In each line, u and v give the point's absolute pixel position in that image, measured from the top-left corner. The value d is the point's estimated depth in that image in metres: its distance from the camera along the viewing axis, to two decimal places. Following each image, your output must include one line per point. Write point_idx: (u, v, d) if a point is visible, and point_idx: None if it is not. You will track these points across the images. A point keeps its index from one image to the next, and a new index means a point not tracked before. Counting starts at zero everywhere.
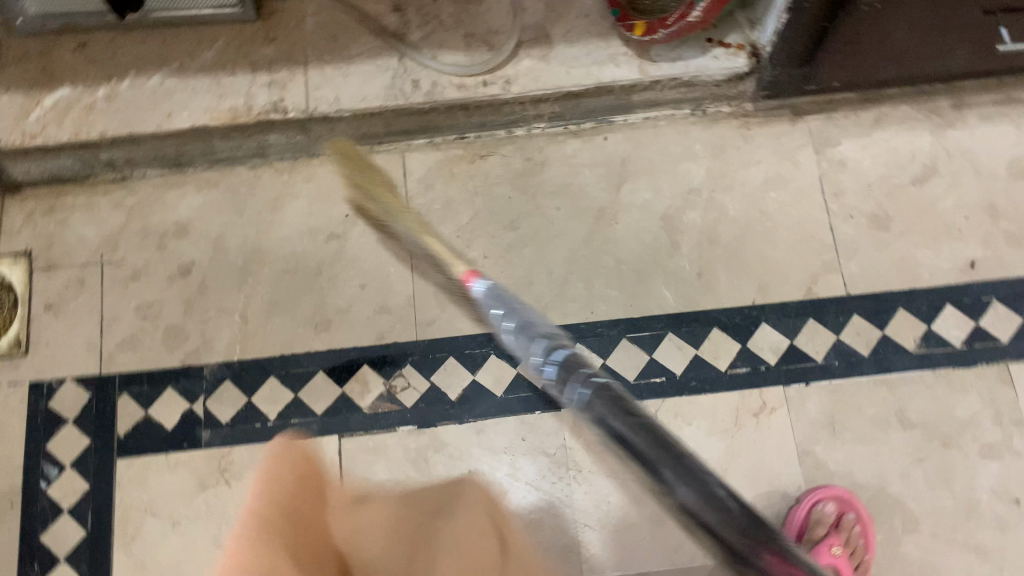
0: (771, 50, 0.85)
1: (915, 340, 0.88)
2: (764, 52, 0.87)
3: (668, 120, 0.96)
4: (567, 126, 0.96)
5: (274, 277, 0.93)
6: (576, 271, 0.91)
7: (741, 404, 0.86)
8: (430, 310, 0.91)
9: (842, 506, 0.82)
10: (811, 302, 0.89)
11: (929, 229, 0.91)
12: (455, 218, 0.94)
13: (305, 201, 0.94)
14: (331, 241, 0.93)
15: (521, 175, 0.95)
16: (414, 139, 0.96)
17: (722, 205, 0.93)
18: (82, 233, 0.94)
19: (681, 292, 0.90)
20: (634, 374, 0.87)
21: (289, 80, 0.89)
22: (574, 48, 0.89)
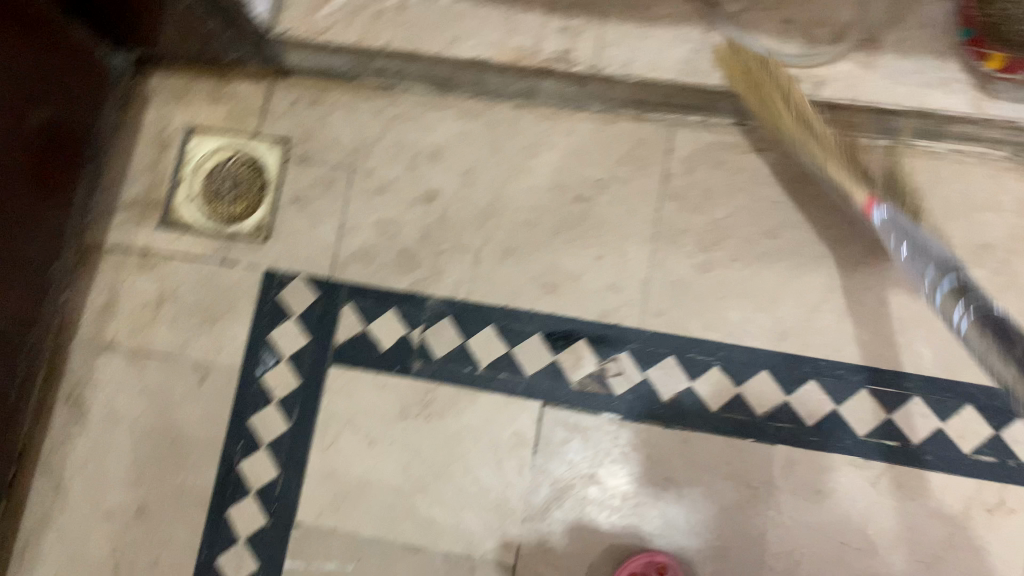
0: None
1: None
2: None
3: (979, 158, 0.84)
4: (864, 140, 0.84)
5: (514, 225, 0.90)
6: (832, 302, 0.84)
7: (973, 495, 0.79)
8: (662, 300, 0.87)
9: None
10: None
11: None
12: (711, 211, 0.88)
13: (561, 153, 0.91)
14: (577, 203, 0.90)
15: (797, 181, 0.87)
16: (691, 114, 0.90)
17: (1017, 272, 0.82)
18: (339, 135, 0.94)
19: (943, 356, 0.82)
20: (866, 430, 0.81)
21: (583, 31, 0.84)
22: (905, 62, 0.81)
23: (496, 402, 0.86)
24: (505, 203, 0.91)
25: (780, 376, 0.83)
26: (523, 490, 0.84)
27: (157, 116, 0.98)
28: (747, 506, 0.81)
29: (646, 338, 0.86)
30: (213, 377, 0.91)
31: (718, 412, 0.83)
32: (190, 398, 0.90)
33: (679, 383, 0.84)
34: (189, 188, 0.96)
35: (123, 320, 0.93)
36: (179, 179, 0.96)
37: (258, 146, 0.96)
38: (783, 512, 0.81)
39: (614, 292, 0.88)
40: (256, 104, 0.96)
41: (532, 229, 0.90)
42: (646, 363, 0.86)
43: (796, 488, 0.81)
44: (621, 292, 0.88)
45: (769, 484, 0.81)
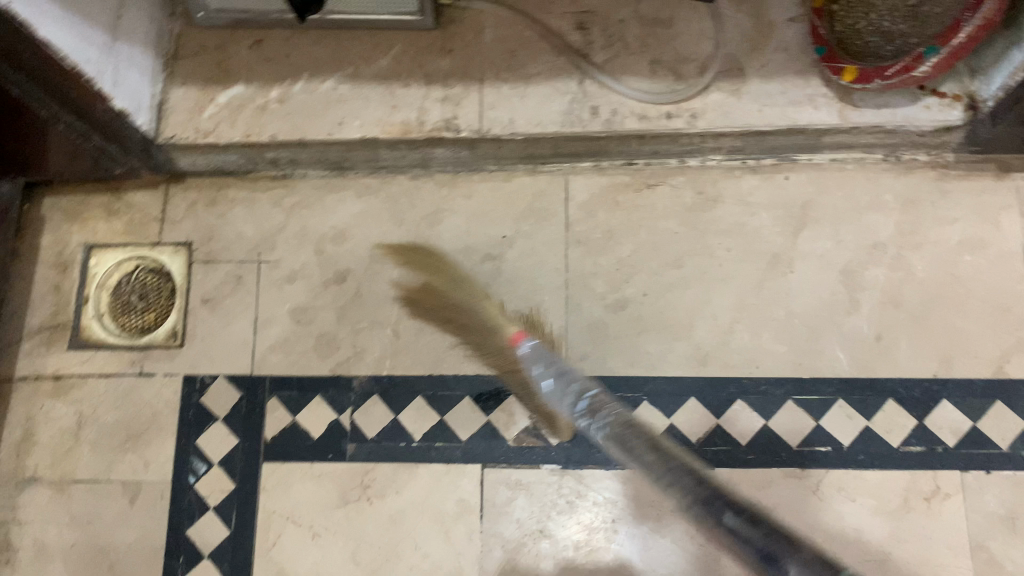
0: (994, 105, 0.78)
1: None
2: (985, 106, 0.79)
3: (857, 163, 0.89)
4: (745, 161, 0.91)
5: (428, 293, 0.91)
6: (743, 320, 0.87)
7: (911, 486, 0.80)
8: (583, 343, 0.88)
9: None
10: (999, 383, 0.82)
11: None
12: (616, 250, 0.90)
13: (463, 217, 0.93)
14: (487, 262, 0.91)
15: (691, 211, 0.91)
16: (580, 161, 0.93)
17: (911, 265, 0.86)
18: (242, 229, 0.95)
19: (856, 356, 0.84)
20: (798, 441, 0.83)
21: (464, 97, 0.86)
22: (770, 84, 0.83)
23: (435, 472, 0.86)
24: (416, 272, 0.92)
25: (708, 402, 0.85)
26: (475, 557, 0.83)
27: (53, 239, 0.96)
28: (695, 535, 0.81)
29: None
30: (144, 494, 0.88)
31: None
32: (122, 520, 0.87)
33: None
34: (96, 305, 0.95)
35: (43, 451, 0.90)
36: (84, 297, 0.95)
37: (162, 253, 0.95)
38: None
39: (535, 343, 0.88)
40: (155, 211, 0.96)
41: None
42: None
43: None
44: (542, 343, 0.88)
45: None
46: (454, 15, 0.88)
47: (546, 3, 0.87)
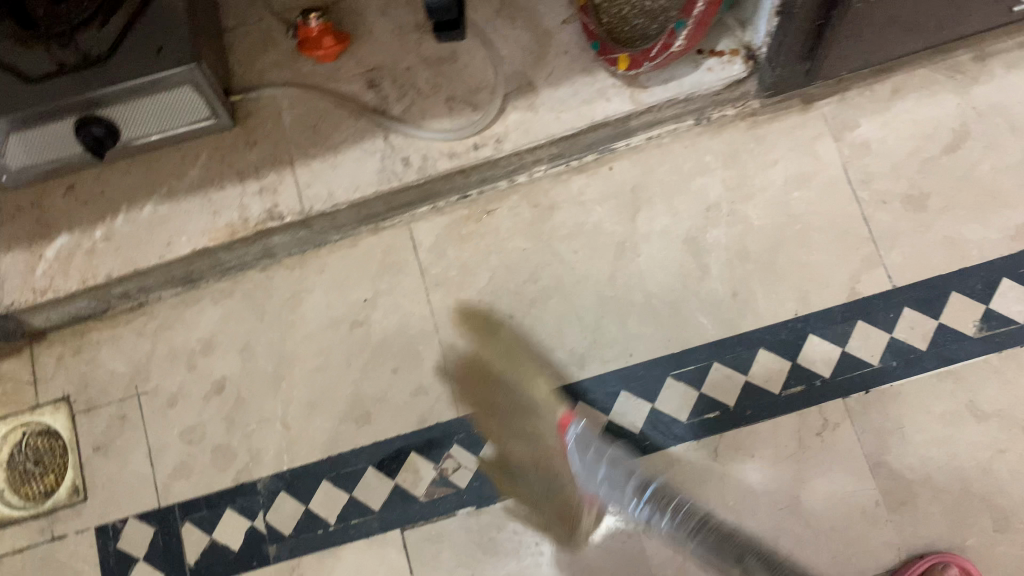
0: (767, 51, 0.80)
1: (973, 324, 0.83)
2: (760, 53, 0.81)
3: (673, 135, 0.92)
4: (569, 163, 0.93)
5: (307, 376, 0.92)
6: (607, 313, 0.89)
7: (801, 426, 0.83)
8: (466, 382, 0.89)
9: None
10: (857, 303, 0.85)
11: (971, 200, 0.86)
12: (474, 282, 0.91)
13: (321, 292, 0.93)
14: (355, 330, 0.92)
15: (533, 224, 0.92)
16: (417, 208, 0.94)
17: (747, 216, 0.89)
18: (114, 367, 0.95)
19: (719, 318, 0.87)
20: (687, 414, 0.85)
21: (279, 183, 0.87)
22: (561, 89, 0.85)
23: (358, 548, 0.86)
24: (290, 360, 0.92)
25: (595, 401, 0.87)
26: None
27: None
28: (619, 536, 0.83)
29: (466, 424, 0.88)
30: None
31: (557, 458, 0.86)
32: None
33: (513, 450, 0.87)
34: None
35: None
36: None
37: (43, 414, 0.95)
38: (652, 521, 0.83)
39: (422, 394, 0.89)
40: (26, 376, 0.96)
41: (325, 373, 0.91)
42: (476, 446, 0.87)
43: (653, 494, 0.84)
44: (429, 392, 0.89)
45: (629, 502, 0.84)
46: (249, 107, 0.89)
47: (333, 71, 0.88)
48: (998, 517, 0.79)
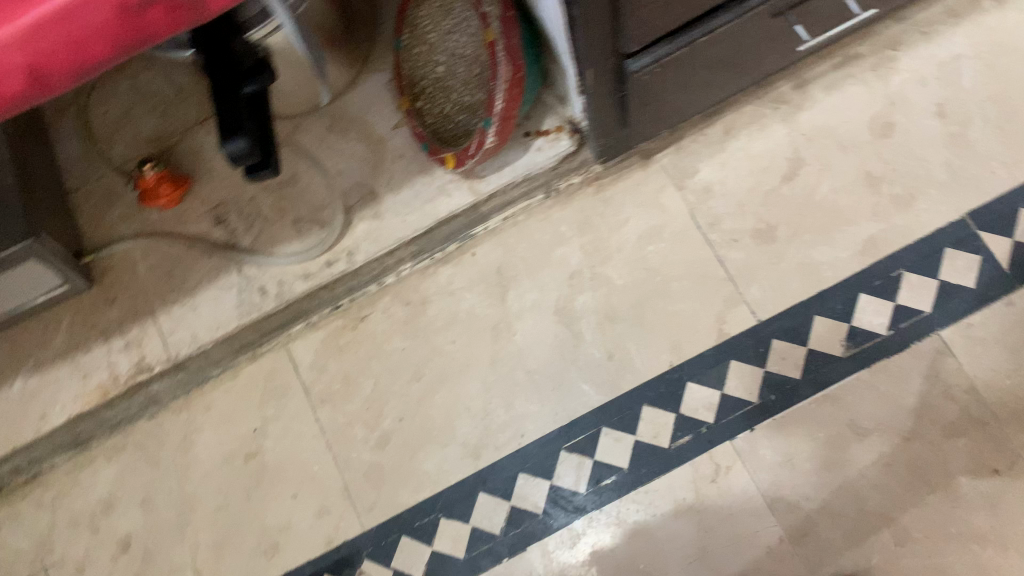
0: (587, 124, 0.83)
1: (841, 344, 0.85)
2: (582, 126, 0.84)
3: (526, 212, 0.94)
4: (433, 256, 0.94)
5: (210, 517, 0.91)
6: (493, 398, 0.90)
7: (695, 475, 0.84)
8: (367, 493, 0.89)
9: None
10: (727, 343, 0.87)
11: (817, 223, 0.88)
12: (359, 392, 0.92)
13: (211, 430, 0.93)
14: (250, 461, 0.92)
15: (408, 322, 0.92)
16: (293, 327, 0.94)
17: (609, 278, 0.91)
18: (16, 546, 0.93)
19: (599, 382, 0.88)
20: (585, 484, 0.86)
21: (143, 336, 0.87)
22: (402, 193, 0.86)
23: None
24: (191, 504, 0.92)
25: (494, 489, 0.87)
26: None
27: None
28: None
29: (373, 537, 0.88)
30: None
31: (468, 554, 0.86)
32: None
33: (423, 554, 0.86)
34: None
35: None
36: None
37: None
38: None
39: (325, 514, 0.89)
40: None
41: (227, 511, 0.91)
42: (386, 557, 0.87)
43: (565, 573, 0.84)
44: (332, 512, 0.89)
45: None
46: (103, 265, 0.89)
47: (181, 214, 0.89)
48: (897, 531, 0.80)
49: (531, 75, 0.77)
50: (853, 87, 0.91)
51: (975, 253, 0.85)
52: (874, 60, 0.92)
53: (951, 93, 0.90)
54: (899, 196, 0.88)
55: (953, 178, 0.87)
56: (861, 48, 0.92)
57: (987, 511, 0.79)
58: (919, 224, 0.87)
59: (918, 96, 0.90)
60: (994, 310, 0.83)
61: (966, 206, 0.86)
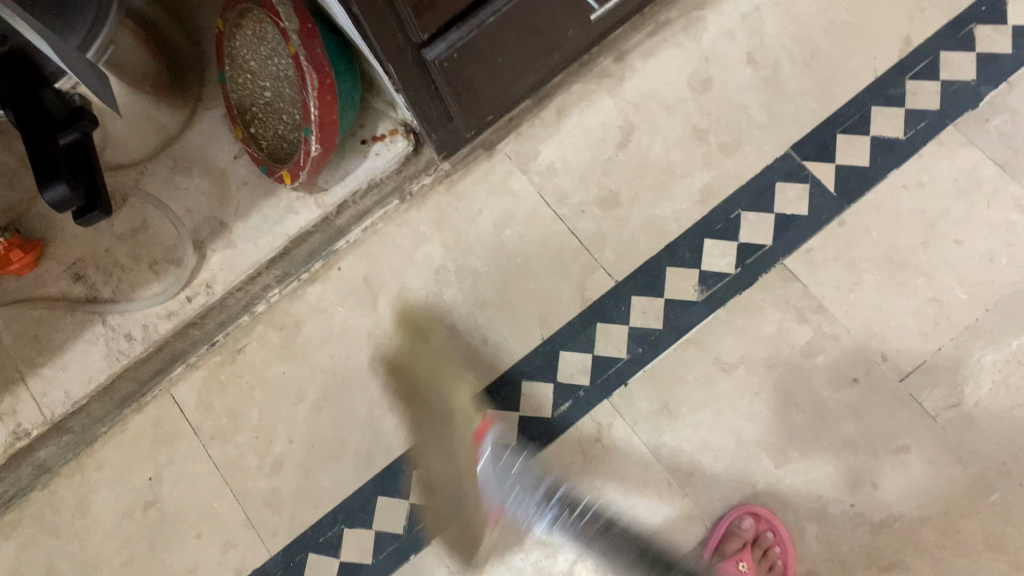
0: (419, 123, 0.85)
1: (695, 288, 0.89)
2: (416, 125, 0.87)
3: (385, 219, 0.96)
4: (299, 278, 0.95)
5: (117, 573, 0.90)
6: (378, 404, 0.91)
7: (580, 439, 0.87)
8: (269, 520, 0.89)
9: (760, 525, 0.81)
10: (590, 309, 0.91)
11: (654, 181, 0.93)
12: (248, 422, 0.93)
13: (106, 487, 0.93)
14: (150, 511, 0.92)
15: (284, 346, 0.94)
16: (172, 370, 0.95)
17: (472, 268, 0.94)
18: None
19: (478, 368, 0.91)
20: (478, 468, 0.88)
21: (17, 403, 0.87)
22: (252, 220, 0.89)
23: None
24: (96, 565, 0.91)
25: (391, 490, 0.88)
26: None
27: None
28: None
29: (281, 561, 0.88)
30: None
31: (375, 559, 0.86)
32: None
33: (332, 566, 0.87)
34: None
35: None
36: None
37: None
38: None
39: (232, 547, 0.89)
40: None
41: (134, 564, 0.91)
42: None
43: (470, 558, 0.85)
44: (237, 543, 0.89)
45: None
46: None
47: (38, 279, 0.89)
48: (774, 454, 0.83)
49: (346, 83, 0.80)
50: (668, 50, 0.96)
51: (803, 183, 0.90)
52: (684, 22, 0.96)
53: (758, 41, 0.95)
54: (725, 143, 0.92)
55: (772, 119, 0.92)
56: (670, 13, 0.97)
57: (854, 419, 0.83)
58: (748, 165, 0.91)
59: (728, 48, 0.95)
60: (829, 232, 0.88)
61: (787, 142, 0.91)
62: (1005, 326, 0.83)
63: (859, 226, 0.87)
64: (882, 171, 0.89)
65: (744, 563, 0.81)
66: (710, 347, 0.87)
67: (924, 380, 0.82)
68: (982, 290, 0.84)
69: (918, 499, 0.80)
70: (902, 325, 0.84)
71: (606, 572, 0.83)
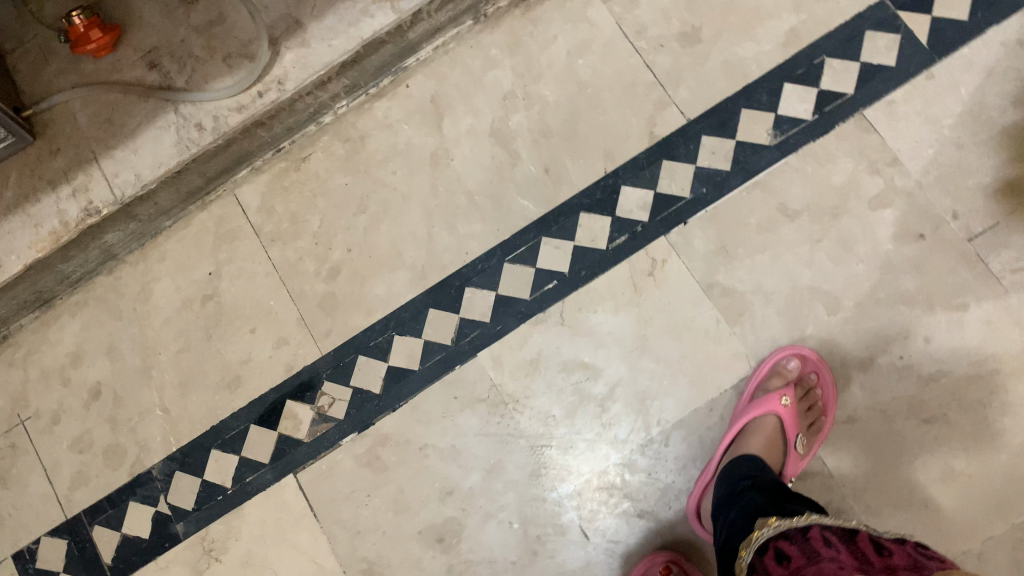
0: None
1: (768, 132, 0.87)
2: None
3: (457, 39, 0.95)
4: (367, 92, 0.95)
5: (174, 359, 0.94)
6: (436, 221, 0.92)
7: (632, 271, 0.87)
8: (322, 321, 0.92)
9: (808, 367, 0.81)
10: (657, 145, 0.89)
11: (739, 20, 0.90)
12: (307, 228, 0.94)
13: (169, 278, 0.96)
14: (208, 303, 0.95)
15: (348, 157, 0.95)
16: (236, 173, 0.96)
17: (541, 95, 0.93)
18: None
19: (538, 195, 0.91)
20: (528, 291, 0.88)
21: (89, 182, 0.90)
22: (327, 20, 0.88)
23: (259, 503, 0.90)
24: (154, 349, 0.95)
25: (442, 304, 0.90)
26: (327, 550, 0.88)
27: None
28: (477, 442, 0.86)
29: (330, 361, 0.91)
30: None
31: (421, 366, 0.89)
32: None
33: (379, 370, 0.89)
34: None
35: None
36: None
37: None
38: (519, 398, 0.86)
39: (284, 344, 0.92)
40: None
41: (190, 352, 0.94)
42: (344, 377, 0.90)
43: (514, 374, 0.87)
44: (289, 341, 0.92)
45: (494, 387, 0.87)
46: (43, 118, 0.91)
47: (115, 64, 0.91)
48: (828, 302, 0.83)
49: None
50: None
51: (895, 32, 0.86)
52: None
53: None
54: None
55: None
56: None
57: (915, 275, 0.81)
58: (839, 10, 0.87)
59: None
60: (916, 85, 0.84)
61: None
62: None
63: (948, 81, 0.84)
64: (981, 25, 0.84)
65: (788, 398, 0.78)
66: (776, 193, 0.85)
67: (994, 241, 0.80)
68: None
69: (971, 357, 0.79)
70: (979, 186, 0.82)
71: (647, 398, 0.84)
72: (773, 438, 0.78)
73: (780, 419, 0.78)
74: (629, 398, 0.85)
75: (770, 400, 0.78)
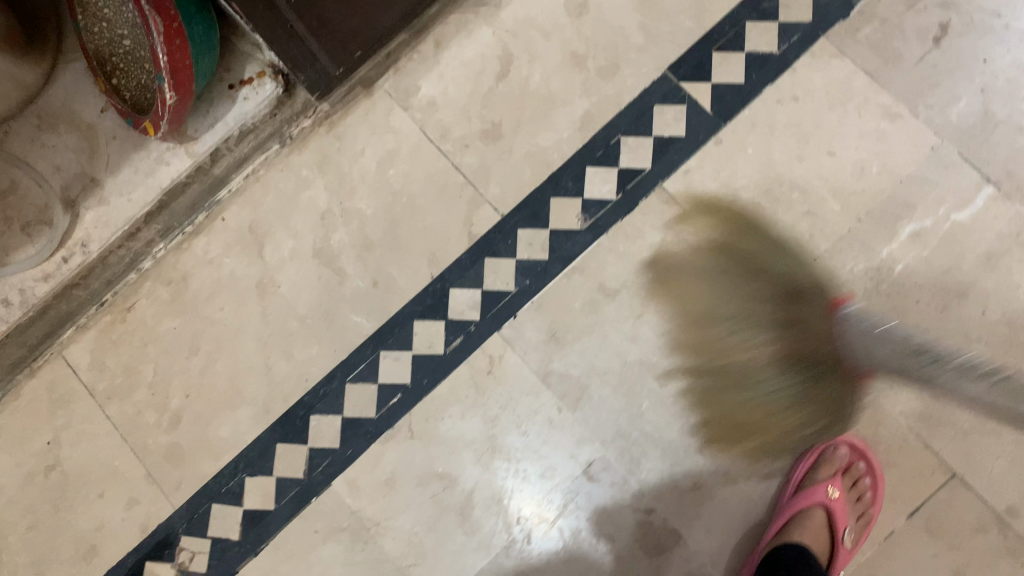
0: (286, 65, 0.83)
1: (577, 217, 0.90)
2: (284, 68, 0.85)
3: (267, 165, 0.94)
4: (184, 231, 0.94)
5: (23, 538, 0.90)
6: (272, 351, 0.91)
7: (473, 372, 0.87)
8: (172, 473, 0.90)
9: (854, 454, 0.81)
10: (478, 243, 0.91)
11: (535, 111, 0.92)
12: (143, 378, 0.92)
13: (4, 455, 0.92)
14: (51, 474, 0.91)
15: (174, 300, 0.93)
16: (61, 334, 0.94)
17: (359, 209, 0.93)
18: None
19: (369, 310, 0.90)
20: (374, 409, 0.88)
21: None
22: (124, 173, 0.86)
23: None
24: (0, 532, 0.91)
25: (290, 435, 0.89)
26: None
27: None
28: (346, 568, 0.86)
29: (185, 514, 0.89)
30: None
31: (278, 504, 0.88)
32: None
33: (235, 515, 0.88)
34: None
35: None
36: None
37: None
38: (380, 520, 0.86)
39: (136, 504, 0.90)
40: None
41: (39, 528, 0.90)
42: (202, 529, 0.89)
43: (371, 496, 0.87)
44: (141, 500, 0.90)
45: (353, 513, 0.87)
46: None
47: None
48: (659, 373, 0.85)
49: (194, 24, 0.76)
50: None
51: (680, 103, 0.90)
52: None
53: None
54: (603, 67, 0.92)
55: (650, 39, 0.91)
56: None
57: (733, 334, 0.85)
58: (627, 89, 0.91)
59: None
60: (707, 151, 0.88)
61: (664, 63, 0.90)
62: (876, 233, 0.84)
63: (735, 144, 0.88)
64: (757, 86, 0.89)
65: (836, 490, 0.80)
66: (595, 274, 0.88)
67: (799, 291, 0.84)
68: (854, 200, 0.85)
69: None
70: (777, 240, 0.86)
71: (504, 496, 0.85)
72: (822, 528, 0.81)
73: (830, 509, 0.80)
74: (487, 500, 0.85)
75: (817, 494, 0.80)
